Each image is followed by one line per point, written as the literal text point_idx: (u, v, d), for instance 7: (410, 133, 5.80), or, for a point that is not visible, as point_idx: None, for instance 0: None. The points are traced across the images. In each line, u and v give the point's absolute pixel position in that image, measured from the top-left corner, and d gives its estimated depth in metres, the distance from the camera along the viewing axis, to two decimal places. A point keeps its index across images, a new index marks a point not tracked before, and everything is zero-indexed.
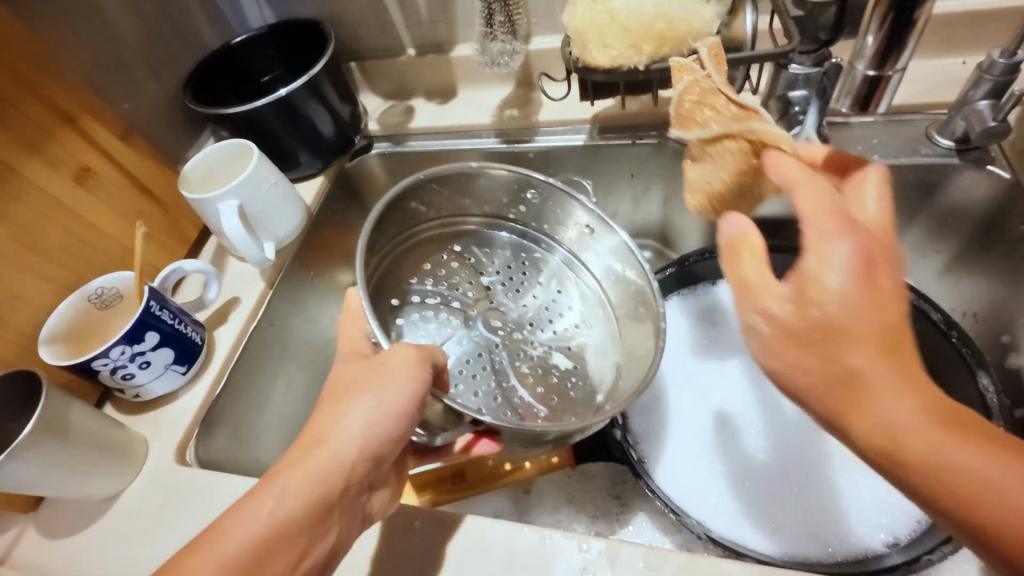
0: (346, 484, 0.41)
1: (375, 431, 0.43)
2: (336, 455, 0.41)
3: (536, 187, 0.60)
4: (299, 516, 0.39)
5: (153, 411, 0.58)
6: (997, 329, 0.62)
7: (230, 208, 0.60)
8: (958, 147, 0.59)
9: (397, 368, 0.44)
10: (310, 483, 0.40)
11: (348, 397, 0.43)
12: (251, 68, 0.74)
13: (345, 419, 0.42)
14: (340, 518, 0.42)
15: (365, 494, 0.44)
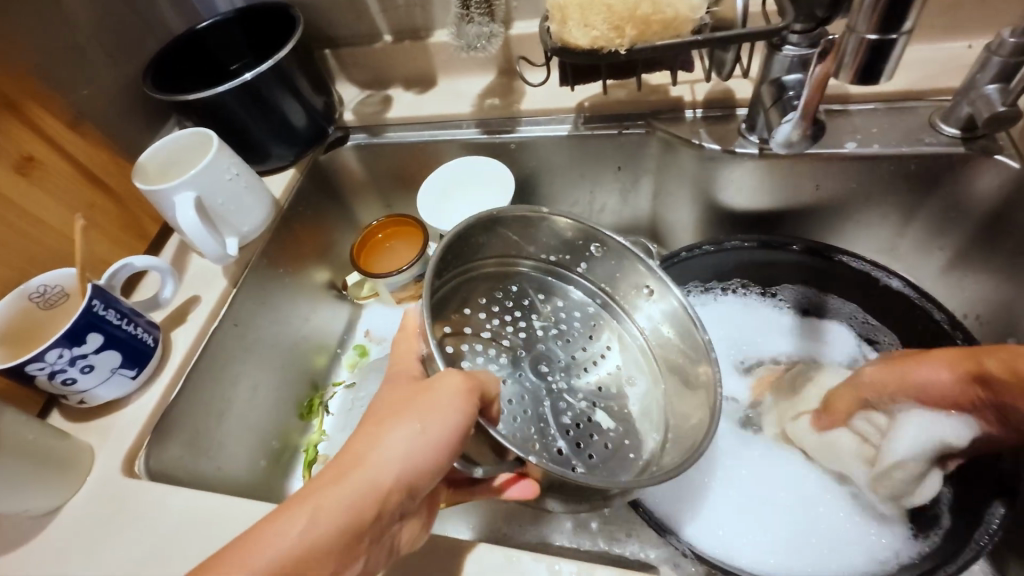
0: (377, 518, 0.37)
1: (415, 463, 0.38)
2: (374, 481, 0.37)
3: (602, 241, 0.56)
4: (324, 548, 0.34)
5: (101, 418, 0.54)
6: (1003, 331, 0.59)
7: (187, 200, 0.56)
8: (965, 135, 0.56)
9: (446, 395, 0.40)
10: (343, 507, 0.36)
11: (389, 420, 0.40)
12: (219, 55, 0.70)
13: (386, 442, 0.38)
14: (366, 555, 0.37)
15: (395, 530, 0.39)
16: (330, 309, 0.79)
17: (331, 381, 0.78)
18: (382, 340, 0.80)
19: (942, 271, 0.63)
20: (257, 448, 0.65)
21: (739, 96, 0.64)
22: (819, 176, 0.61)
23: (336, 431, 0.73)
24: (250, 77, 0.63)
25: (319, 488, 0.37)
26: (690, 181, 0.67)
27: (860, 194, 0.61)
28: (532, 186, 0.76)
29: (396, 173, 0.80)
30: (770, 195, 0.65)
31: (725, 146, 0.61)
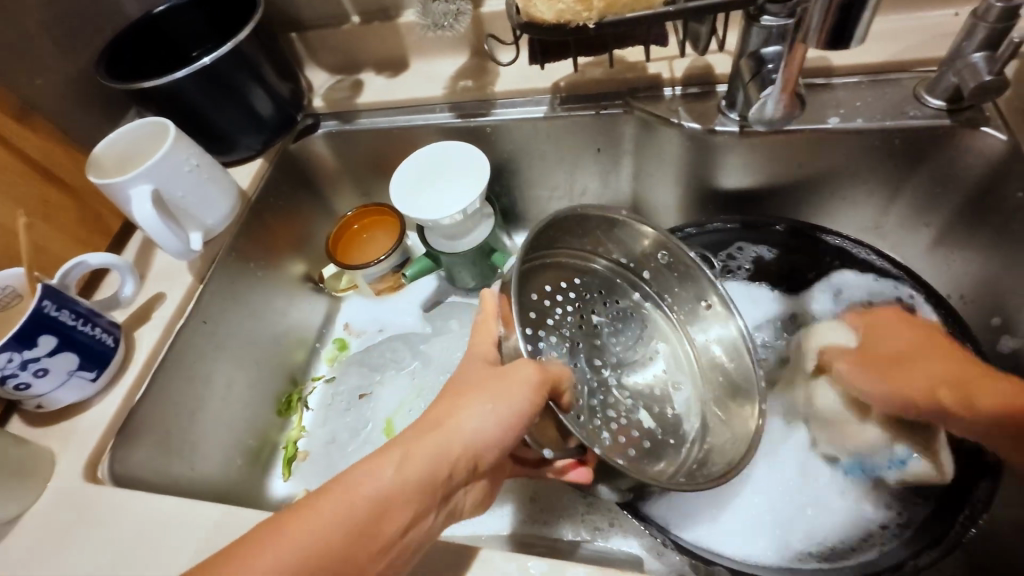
0: (450, 479, 0.39)
1: (490, 438, 0.40)
2: (453, 447, 0.39)
3: (673, 252, 0.56)
4: (405, 497, 0.37)
5: (63, 423, 0.53)
6: (989, 310, 0.57)
7: (143, 193, 0.54)
8: (950, 107, 0.54)
9: (521, 381, 0.42)
10: (427, 463, 0.38)
11: (466, 396, 0.42)
12: (179, 41, 0.67)
13: (466, 415, 0.40)
14: (437, 512, 0.39)
15: (461, 496, 0.41)
16: (307, 302, 0.77)
17: (311, 376, 0.76)
18: (362, 332, 0.78)
19: (928, 248, 0.62)
20: (232, 447, 0.64)
21: (718, 72, 0.62)
22: (803, 153, 0.59)
23: (316, 427, 0.71)
24: (209, 62, 0.61)
25: (403, 445, 0.39)
26: (670, 162, 0.65)
27: (845, 171, 0.60)
28: (510, 170, 0.74)
29: (371, 160, 0.77)
30: (752, 174, 0.63)
31: (704, 125, 0.59)
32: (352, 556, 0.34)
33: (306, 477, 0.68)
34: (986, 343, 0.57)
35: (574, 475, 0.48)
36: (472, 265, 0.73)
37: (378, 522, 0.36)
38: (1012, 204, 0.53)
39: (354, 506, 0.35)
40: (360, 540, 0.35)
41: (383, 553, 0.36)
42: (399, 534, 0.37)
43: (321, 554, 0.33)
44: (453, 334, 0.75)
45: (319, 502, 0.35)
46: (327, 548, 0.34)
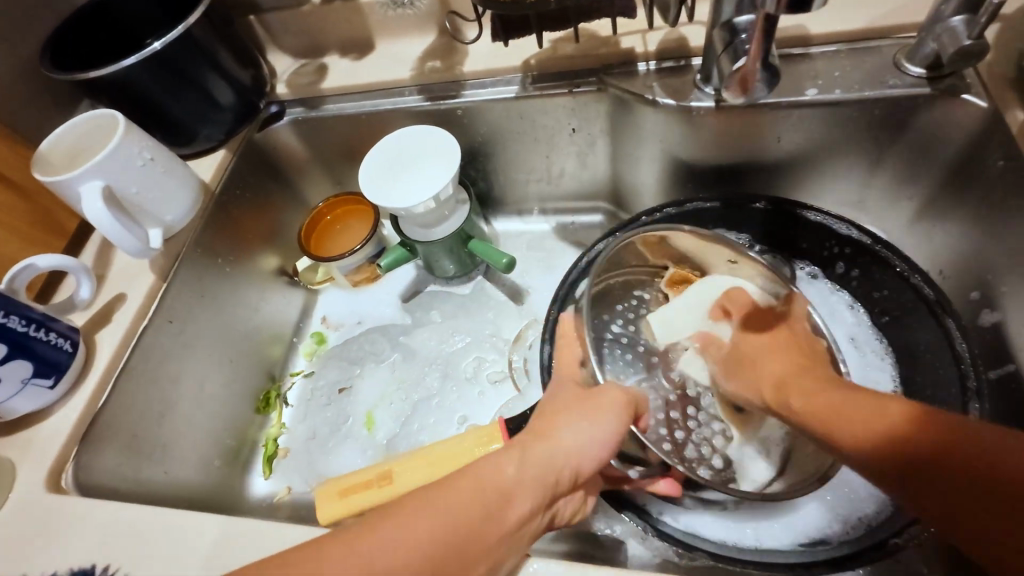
0: (553, 491, 0.40)
1: (591, 453, 0.42)
2: (556, 458, 0.40)
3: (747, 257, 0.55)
4: (513, 501, 0.38)
5: (22, 432, 0.52)
6: (967, 286, 0.55)
7: (94, 190, 0.52)
8: (929, 75, 0.52)
9: (611, 406, 0.44)
10: (542, 471, 0.39)
11: (556, 418, 0.43)
12: (133, 30, 0.63)
13: (566, 427, 0.42)
14: (537, 521, 0.40)
15: (558, 508, 0.42)
16: (281, 296, 0.74)
17: (289, 372, 0.73)
18: (341, 325, 0.75)
19: (911, 222, 0.60)
20: (209, 448, 0.63)
21: (693, 45, 0.60)
22: (781, 127, 0.57)
23: (296, 423, 0.70)
24: (159, 47, 0.57)
25: (510, 451, 0.40)
26: (648, 141, 0.63)
27: (825, 143, 0.58)
28: (485, 154, 0.71)
29: (339, 148, 0.74)
30: (731, 149, 0.61)
31: (679, 101, 0.57)
32: (462, 551, 0.35)
33: (287, 473, 0.66)
34: (965, 317, 0.55)
35: (660, 485, 0.49)
36: (450, 253, 0.71)
37: (489, 524, 0.36)
38: (994, 174, 0.51)
39: (468, 505, 0.36)
40: (478, 534, 0.35)
41: (489, 554, 0.36)
42: (504, 538, 0.37)
43: (437, 548, 0.34)
44: (435, 325, 0.73)
45: (432, 497, 0.36)
46: (441, 543, 0.34)
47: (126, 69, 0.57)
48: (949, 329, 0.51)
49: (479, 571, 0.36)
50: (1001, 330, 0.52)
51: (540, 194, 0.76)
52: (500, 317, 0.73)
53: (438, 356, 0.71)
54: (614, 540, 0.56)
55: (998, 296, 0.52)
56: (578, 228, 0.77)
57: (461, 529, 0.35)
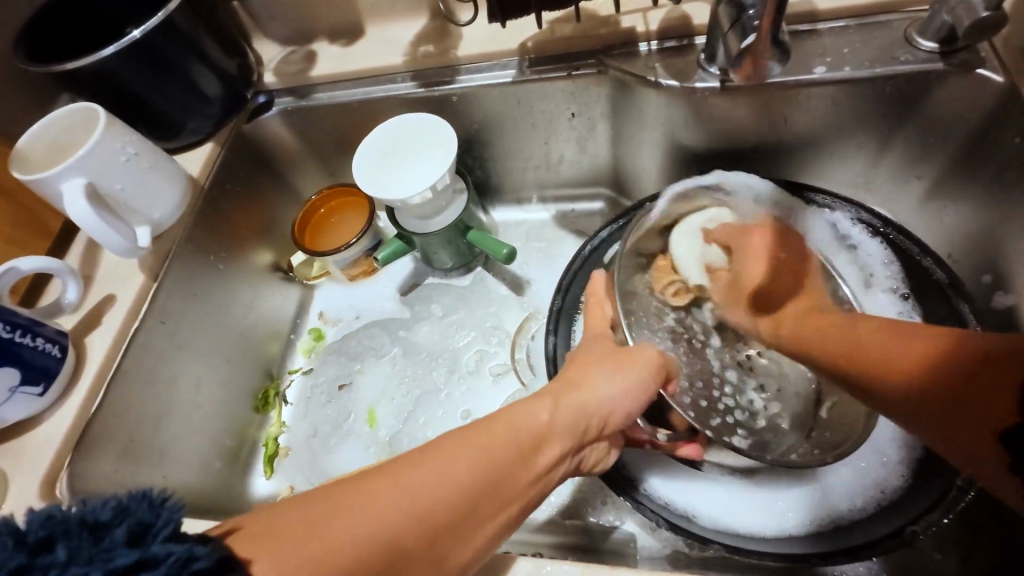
0: (582, 437, 0.43)
1: (621, 404, 0.44)
2: (589, 406, 0.43)
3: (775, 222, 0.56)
4: (544, 445, 0.40)
5: (13, 441, 0.51)
6: (979, 268, 0.54)
7: (75, 188, 0.50)
8: (942, 49, 0.51)
9: (645, 363, 0.46)
10: (574, 420, 0.42)
11: (587, 370, 0.45)
12: (115, 22, 0.60)
13: (600, 380, 0.45)
14: (564, 467, 0.42)
15: (585, 455, 0.44)
16: (277, 292, 0.73)
17: (287, 370, 0.72)
18: (339, 320, 0.74)
19: (921, 202, 0.58)
20: (209, 450, 0.62)
21: (696, 23, 0.58)
22: (789, 107, 0.55)
23: (296, 421, 0.68)
24: (138, 35, 0.55)
25: (543, 400, 0.42)
26: (651, 126, 0.61)
27: (833, 124, 0.56)
28: (482, 141, 0.69)
29: (332, 138, 0.72)
30: (736, 131, 0.59)
31: (683, 82, 0.55)
32: (498, 487, 0.37)
33: (287, 474, 0.65)
34: (978, 301, 0.54)
35: (683, 451, 0.50)
36: (448, 245, 0.70)
37: (521, 466, 0.38)
38: (1010, 152, 0.50)
39: (504, 447, 0.38)
40: (495, 488, 0.37)
41: (523, 495, 0.39)
42: (535, 481, 0.39)
43: (474, 487, 0.36)
44: (435, 318, 0.72)
45: (472, 434, 0.38)
46: (478, 481, 0.36)
47: (104, 60, 0.54)
48: (964, 312, 0.50)
49: (514, 510, 0.38)
50: (1015, 312, 0.51)
51: (539, 181, 0.74)
52: (502, 308, 0.71)
53: (443, 350, 0.69)
54: (622, 533, 0.55)
55: (1012, 277, 0.51)
56: (579, 215, 0.75)
57: (497, 467, 0.37)
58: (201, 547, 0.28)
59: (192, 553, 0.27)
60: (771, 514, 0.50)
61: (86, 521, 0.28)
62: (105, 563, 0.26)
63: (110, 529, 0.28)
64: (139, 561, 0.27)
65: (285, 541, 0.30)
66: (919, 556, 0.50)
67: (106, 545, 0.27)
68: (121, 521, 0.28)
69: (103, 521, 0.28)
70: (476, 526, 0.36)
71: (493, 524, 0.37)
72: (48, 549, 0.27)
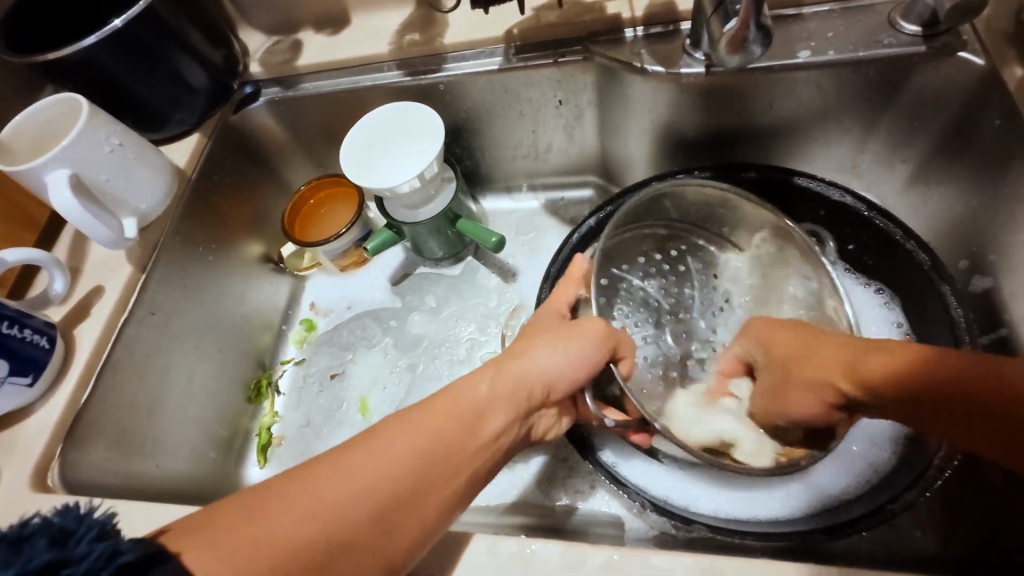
0: (527, 404, 0.43)
1: (565, 373, 0.44)
2: (527, 376, 0.43)
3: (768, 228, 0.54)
4: (487, 416, 0.41)
5: (6, 431, 0.51)
6: (959, 252, 0.55)
7: (59, 178, 0.50)
8: (925, 32, 0.51)
9: (588, 334, 0.45)
10: (516, 387, 0.43)
11: (529, 343, 0.46)
12: (101, 15, 0.60)
13: (540, 351, 0.45)
14: (513, 434, 0.43)
15: (534, 422, 0.45)
16: (267, 283, 0.73)
17: (279, 360, 0.72)
18: (330, 311, 0.74)
19: (905, 186, 0.59)
20: (201, 440, 0.62)
21: (681, 8, 0.58)
22: (774, 92, 0.55)
23: (289, 411, 0.69)
24: (120, 25, 0.54)
25: (484, 371, 0.43)
26: (637, 112, 0.61)
27: (818, 108, 0.56)
28: (470, 130, 0.69)
29: (319, 128, 0.71)
30: (722, 116, 0.59)
31: (668, 68, 0.55)
32: (446, 461, 0.38)
33: (283, 462, 0.66)
34: (957, 284, 0.54)
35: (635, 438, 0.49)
36: (437, 234, 0.70)
37: (471, 435, 0.39)
38: (992, 134, 0.50)
39: (458, 424, 0.39)
40: (456, 463, 0.38)
41: (471, 464, 0.39)
42: (481, 451, 0.40)
43: (420, 459, 0.37)
44: (428, 308, 0.72)
45: (418, 413, 0.39)
46: (423, 454, 0.37)
47: (86, 49, 0.54)
48: (946, 295, 0.50)
49: (462, 481, 0.39)
50: (995, 294, 0.51)
51: (528, 170, 0.74)
52: (492, 297, 0.72)
53: (443, 339, 0.70)
54: (610, 514, 0.56)
55: (992, 259, 0.52)
56: (567, 204, 0.75)
57: (443, 442, 0.38)
58: (127, 542, 0.29)
59: (118, 549, 0.28)
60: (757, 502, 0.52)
61: (7, 538, 0.29)
62: (24, 563, 0.27)
63: (31, 541, 0.29)
64: (55, 562, 0.28)
65: (249, 524, 0.31)
66: (899, 535, 0.51)
67: (30, 555, 0.28)
68: (42, 533, 0.29)
69: (27, 533, 0.29)
70: (427, 502, 0.37)
71: (443, 495, 0.37)
72: None
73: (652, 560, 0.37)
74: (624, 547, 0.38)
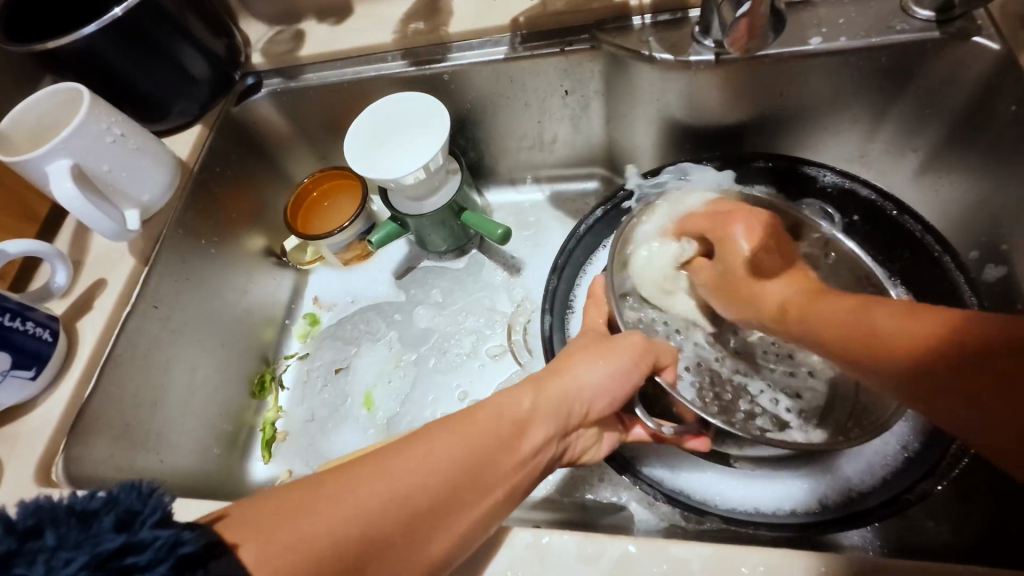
0: (566, 423, 0.42)
1: (605, 390, 0.44)
2: (569, 394, 0.43)
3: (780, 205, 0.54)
4: (525, 433, 0.40)
5: (10, 424, 0.50)
6: (973, 241, 0.54)
7: (61, 168, 0.49)
8: (938, 18, 0.50)
9: (630, 349, 0.45)
10: (557, 406, 0.42)
11: (575, 358, 0.45)
12: (103, 6, 0.59)
13: (582, 367, 0.44)
14: (550, 452, 0.42)
15: (572, 441, 0.44)
16: (271, 278, 0.72)
17: (283, 355, 0.72)
18: (334, 305, 0.73)
19: (917, 175, 0.58)
20: (206, 436, 0.61)
21: None
22: (784, 80, 0.55)
23: (294, 406, 0.68)
24: (119, 13, 0.54)
25: (525, 388, 0.42)
26: (644, 102, 0.60)
27: (829, 96, 0.56)
28: (474, 122, 0.68)
29: (322, 120, 0.70)
30: (731, 104, 0.58)
31: (677, 56, 0.55)
32: (479, 475, 0.37)
33: (287, 458, 0.65)
34: (970, 273, 0.54)
35: (692, 445, 0.47)
36: (442, 227, 0.69)
37: (505, 451, 0.38)
38: (1006, 120, 0.49)
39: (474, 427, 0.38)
40: (482, 469, 0.37)
41: (506, 480, 0.38)
42: (518, 466, 0.39)
43: (456, 471, 0.36)
44: (436, 304, 0.71)
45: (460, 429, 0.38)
46: (458, 468, 0.36)
47: (86, 38, 0.53)
48: (959, 283, 0.50)
49: (497, 496, 0.38)
50: (1009, 283, 0.51)
51: (532, 162, 0.73)
52: (499, 292, 0.71)
53: (451, 333, 0.69)
54: (620, 507, 0.55)
55: (1007, 247, 0.51)
56: (573, 196, 0.74)
57: (479, 456, 0.37)
58: (188, 533, 0.28)
59: (179, 538, 0.27)
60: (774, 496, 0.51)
61: (76, 510, 0.28)
62: (93, 545, 0.26)
63: (99, 517, 0.28)
64: (125, 544, 0.26)
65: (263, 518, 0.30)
66: (911, 526, 0.50)
67: (94, 531, 0.27)
68: (108, 510, 0.28)
69: (94, 509, 0.28)
70: (459, 512, 0.36)
71: (474, 511, 0.36)
72: (34, 537, 0.26)
73: (670, 551, 0.37)
74: (641, 538, 0.38)
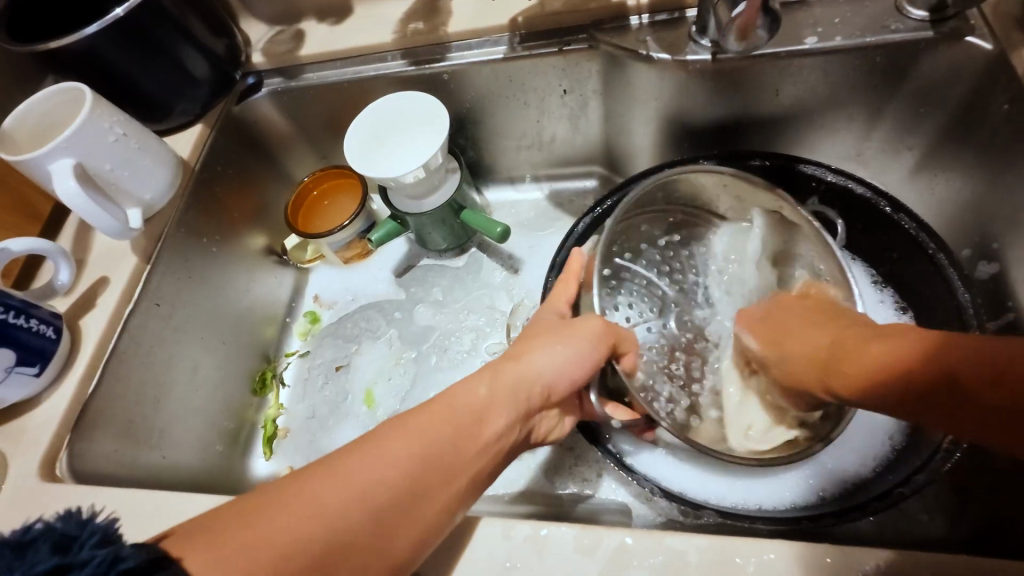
0: (526, 408, 0.43)
1: (562, 373, 0.44)
2: (524, 377, 0.43)
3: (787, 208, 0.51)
4: (486, 419, 0.40)
5: (14, 420, 0.51)
6: (967, 238, 0.55)
7: (64, 168, 0.49)
8: (932, 18, 0.51)
9: (587, 334, 0.45)
10: (514, 391, 0.42)
11: (533, 344, 0.45)
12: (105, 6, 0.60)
13: (539, 352, 0.44)
14: (514, 435, 0.42)
15: (534, 425, 0.45)
16: (272, 276, 0.73)
17: (284, 352, 0.72)
18: (334, 303, 0.74)
19: (911, 174, 0.59)
20: (207, 433, 0.62)
21: None
22: (781, 79, 0.55)
23: (294, 404, 0.68)
24: (122, 13, 0.54)
25: (480, 376, 0.42)
26: (642, 101, 0.61)
27: (824, 95, 0.56)
28: (473, 121, 0.69)
29: (322, 119, 0.71)
30: (728, 103, 0.59)
31: (674, 55, 0.55)
32: (443, 464, 0.37)
33: (288, 454, 0.66)
34: (964, 270, 0.55)
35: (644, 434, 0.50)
36: (441, 225, 0.69)
37: (467, 438, 0.39)
38: (999, 119, 0.50)
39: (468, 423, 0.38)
40: (444, 458, 0.37)
41: (471, 466, 0.38)
42: (483, 452, 0.39)
43: (417, 461, 0.36)
44: (435, 301, 0.72)
45: (412, 421, 0.38)
46: (421, 458, 0.36)
47: (89, 39, 0.53)
48: (952, 280, 0.50)
49: (463, 483, 0.38)
50: (1002, 280, 0.52)
51: (532, 161, 0.73)
52: (497, 290, 0.71)
53: (450, 330, 0.70)
54: (616, 502, 0.56)
55: (1000, 244, 0.52)
56: (571, 194, 0.75)
57: (439, 443, 0.37)
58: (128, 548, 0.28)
59: (119, 554, 0.27)
60: (763, 488, 0.52)
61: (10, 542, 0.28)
62: (28, 569, 0.27)
63: (34, 546, 0.28)
64: (61, 565, 0.27)
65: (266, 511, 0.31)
66: (905, 519, 0.51)
67: (33, 559, 0.27)
68: (44, 538, 0.28)
69: (29, 539, 0.28)
70: (429, 502, 0.36)
71: (443, 499, 0.37)
72: None
73: (665, 542, 0.38)
74: (637, 530, 0.38)
